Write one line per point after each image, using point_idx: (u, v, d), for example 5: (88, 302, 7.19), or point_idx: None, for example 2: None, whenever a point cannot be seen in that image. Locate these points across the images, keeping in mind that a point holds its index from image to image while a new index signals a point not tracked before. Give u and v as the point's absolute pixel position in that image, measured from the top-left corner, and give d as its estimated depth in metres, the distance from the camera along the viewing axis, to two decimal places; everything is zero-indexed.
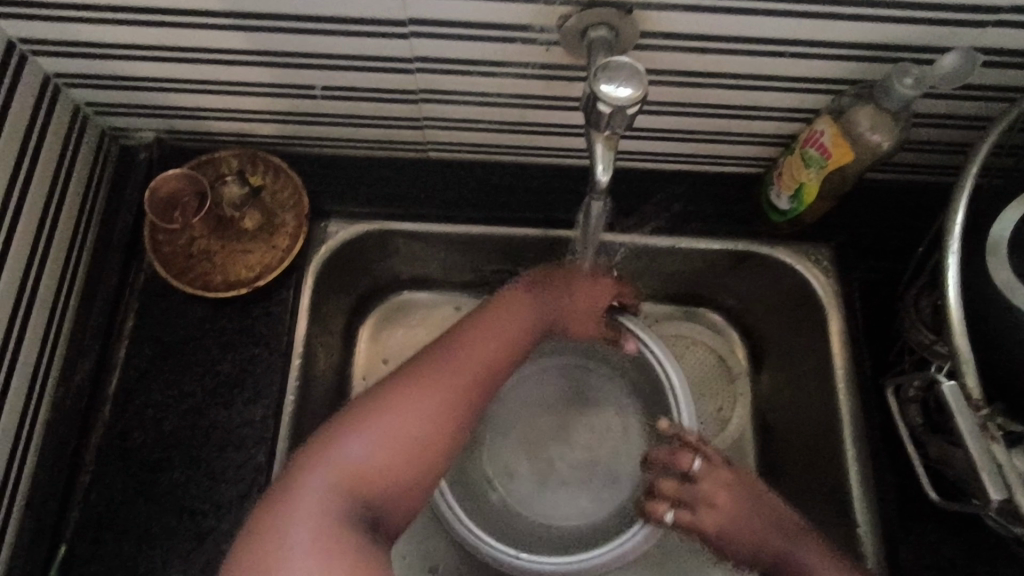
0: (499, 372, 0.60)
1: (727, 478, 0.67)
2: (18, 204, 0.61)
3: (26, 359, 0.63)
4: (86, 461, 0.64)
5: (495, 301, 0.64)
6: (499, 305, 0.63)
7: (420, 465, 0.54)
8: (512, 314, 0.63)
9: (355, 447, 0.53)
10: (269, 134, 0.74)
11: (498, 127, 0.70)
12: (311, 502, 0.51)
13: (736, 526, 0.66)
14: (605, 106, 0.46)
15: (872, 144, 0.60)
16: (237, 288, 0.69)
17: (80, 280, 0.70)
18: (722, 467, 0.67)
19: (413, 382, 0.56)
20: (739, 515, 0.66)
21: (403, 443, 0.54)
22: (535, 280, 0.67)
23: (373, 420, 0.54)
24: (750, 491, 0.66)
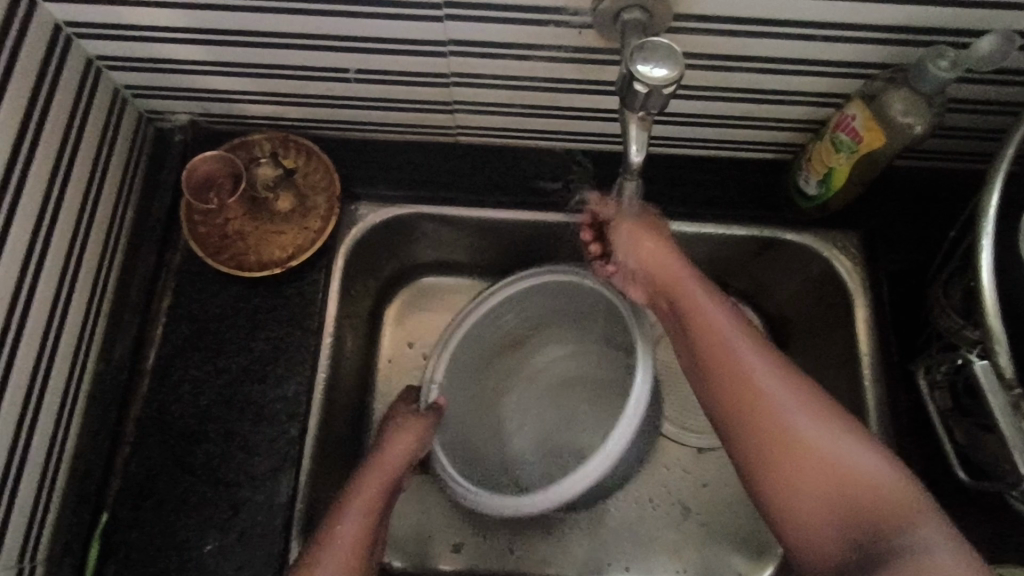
0: (395, 474, 0.65)
1: (710, 334, 0.61)
2: (64, 182, 0.62)
3: (71, 332, 0.65)
4: (127, 432, 0.66)
5: (383, 440, 0.67)
6: (391, 428, 0.68)
7: (355, 555, 0.60)
8: (410, 440, 0.67)
9: (342, 524, 0.60)
10: (302, 117, 0.75)
11: (527, 111, 0.71)
12: (321, 572, 0.58)
13: (717, 390, 0.60)
14: (641, 85, 0.47)
15: (904, 128, 0.60)
16: (272, 268, 0.71)
17: (119, 258, 0.72)
18: (768, 376, 0.58)
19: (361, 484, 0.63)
20: (751, 428, 0.57)
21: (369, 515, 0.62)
22: (396, 408, 0.71)
23: (323, 552, 0.59)
24: (716, 361, 0.60)
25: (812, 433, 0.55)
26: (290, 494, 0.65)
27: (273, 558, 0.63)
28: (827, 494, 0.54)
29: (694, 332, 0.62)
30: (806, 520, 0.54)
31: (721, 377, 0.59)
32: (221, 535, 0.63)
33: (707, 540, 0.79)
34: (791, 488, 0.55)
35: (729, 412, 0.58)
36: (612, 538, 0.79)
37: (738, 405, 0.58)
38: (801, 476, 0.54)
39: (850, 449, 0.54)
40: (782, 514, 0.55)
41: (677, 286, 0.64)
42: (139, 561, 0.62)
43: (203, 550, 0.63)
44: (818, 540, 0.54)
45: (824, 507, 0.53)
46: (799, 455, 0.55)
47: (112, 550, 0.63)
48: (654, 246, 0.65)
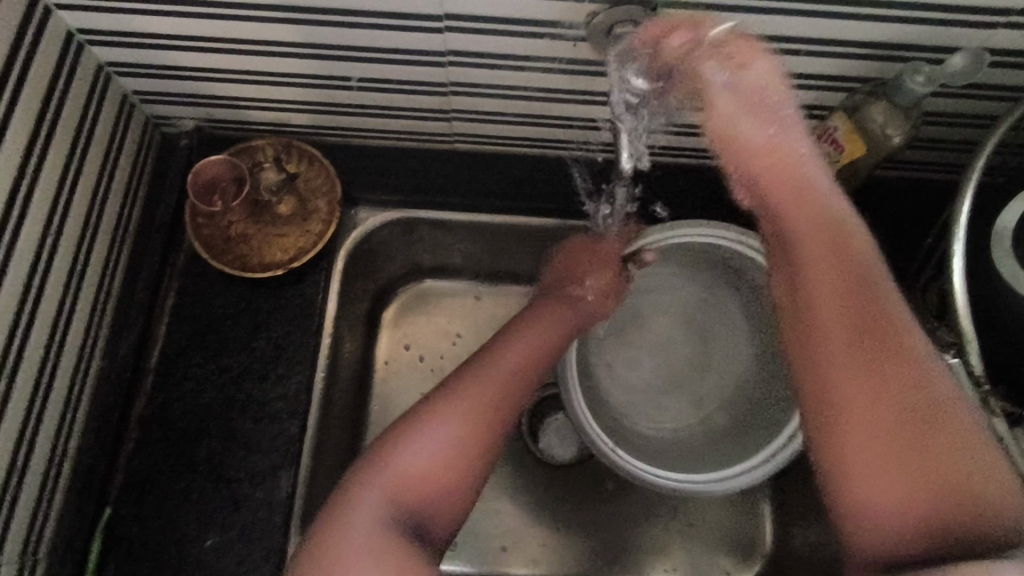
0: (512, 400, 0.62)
1: (828, 238, 0.53)
2: (73, 184, 0.64)
3: (77, 330, 0.66)
4: (129, 429, 0.68)
5: (494, 346, 0.66)
6: (486, 357, 0.65)
7: (463, 462, 0.58)
8: (507, 359, 0.65)
9: (421, 442, 0.57)
10: (304, 124, 0.77)
11: (523, 120, 0.73)
12: (379, 499, 0.54)
13: (833, 342, 0.51)
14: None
15: (883, 138, 0.62)
16: (273, 270, 0.72)
17: (124, 259, 0.74)
18: (932, 358, 0.50)
19: (456, 400, 0.60)
20: (873, 396, 0.49)
21: (470, 426, 0.59)
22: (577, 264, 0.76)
23: (440, 418, 0.58)
24: (854, 297, 0.51)
25: (953, 404, 0.48)
26: (289, 490, 0.66)
27: (272, 552, 0.64)
28: (887, 467, 0.47)
29: (770, 200, 0.55)
30: (861, 489, 0.48)
31: (825, 256, 0.53)
32: (221, 530, 0.65)
33: (694, 539, 0.81)
34: (847, 437, 0.49)
35: (809, 327, 0.53)
36: (603, 536, 0.81)
37: (858, 356, 0.50)
38: (857, 399, 0.49)
39: (960, 450, 0.46)
40: (846, 475, 0.49)
41: (788, 220, 0.55)
42: (141, 555, 0.64)
43: (204, 545, 0.64)
44: (878, 522, 0.47)
45: (889, 485, 0.47)
46: (924, 427, 0.47)
47: (115, 544, 0.64)
48: (813, 207, 0.54)
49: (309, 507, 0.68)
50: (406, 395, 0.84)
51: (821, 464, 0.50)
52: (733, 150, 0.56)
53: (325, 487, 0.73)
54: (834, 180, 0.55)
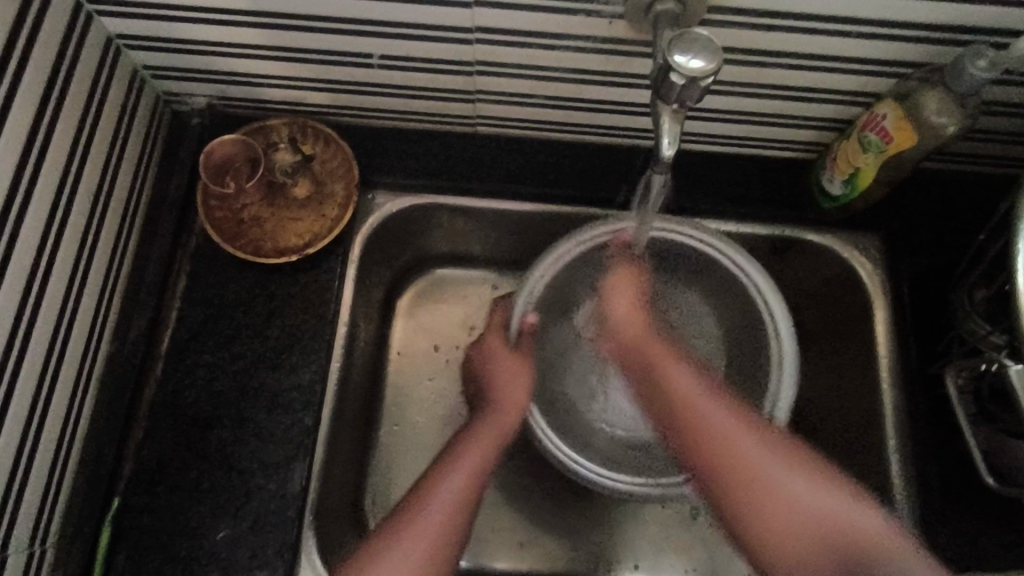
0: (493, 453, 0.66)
1: (681, 415, 0.62)
2: (82, 161, 0.62)
3: (85, 314, 0.64)
4: (139, 416, 0.66)
5: (480, 421, 0.68)
6: (483, 417, 0.68)
7: (463, 509, 0.62)
8: (494, 417, 0.68)
9: (414, 521, 0.60)
10: (321, 103, 0.74)
11: (551, 103, 0.70)
12: (389, 561, 0.58)
13: (715, 484, 0.59)
14: (677, 77, 0.46)
15: (936, 127, 0.59)
16: (288, 255, 0.70)
17: (134, 240, 0.71)
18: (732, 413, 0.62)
19: (442, 479, 0.63)
20: (738, 479, 0.58)
21: (447, 511, 0.61)
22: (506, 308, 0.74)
23: (432, 498, 0.62)
24: (697, 434, 0.61)
25: (778, 454, 0.59)
26: (303, 483, 0.64)
27: (285, 546, 0.62)
28: (781, 519, 0.56)
29: (676, 420, 0.62)
30: (777, 541, 0.56)
31: (712, 466, 0.60)
32: (233, 523, 0.62)
33: (714, 539, 0.79)
34: (763, 542, 0.57)
35: (701, 474, 0.60)
36: (622, 534, 0.79)
37: (705, 445, 0.60)
38: (762, 524, 0.57)
39: (828, 494, 0.56)
40: (743, 529, 0.58)
41: (664, 363, 0.65)
42: (151, 546, 0.62)
43: (215, 538, 0.62)
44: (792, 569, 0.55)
45: (807, 552, 0.55)
46: (772, 488, 0.57)
47: (123, 534, 0.62)
48: (635, 313, 0.69)
49: (323, 500, 0.66)
50: (422, 386, 0.81)
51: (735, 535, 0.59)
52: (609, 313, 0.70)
53: (339, 480, 0.71)
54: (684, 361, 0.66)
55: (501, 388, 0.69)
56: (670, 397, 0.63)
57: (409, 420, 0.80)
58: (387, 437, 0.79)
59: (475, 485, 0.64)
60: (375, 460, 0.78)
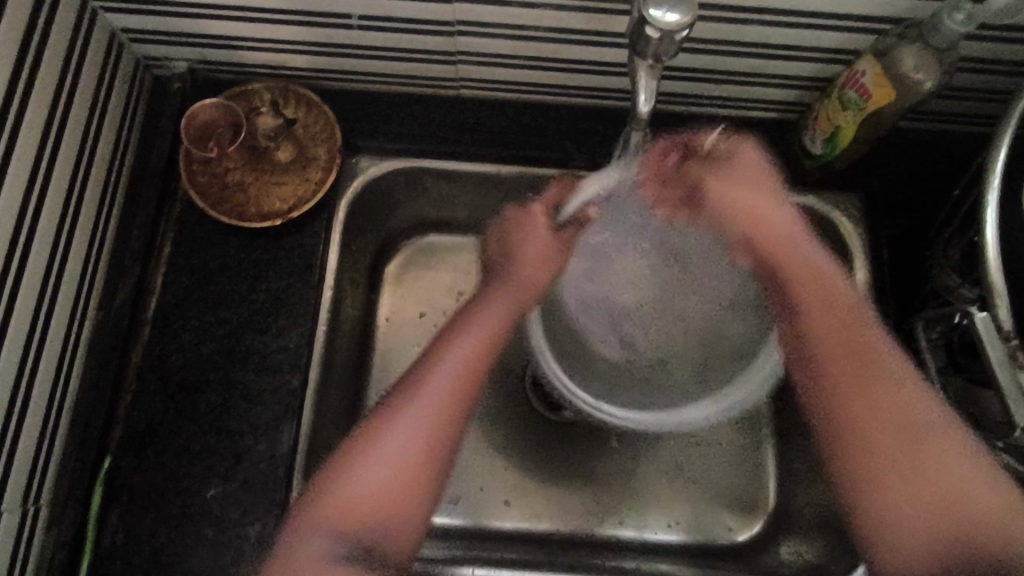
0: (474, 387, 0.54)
1: (860, 342, 0.54)
2: (62, 123, 0.61)
3: (70, 278, 0.64)
4: (128, 381, 0.66)
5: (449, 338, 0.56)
6: (489, 292, 0.60)
7: (414, 475, 0.52)
8: (505, 295, 0.59)
9: (340, 483, 0.51)
10: (302, 67, 0.74)
11: (532, 63, 0.70)
12: (349, 484, 0.51)
13: (862, 421, 0.53)
14: (651, 29, 0.46)
15: (914, 83, 0.59)
16: (272, 219, 0.70)
17: (118, 206, 0.71)
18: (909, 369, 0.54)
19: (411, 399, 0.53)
20: (873, 408, 0.52)
21: (417, 433, 0.52)
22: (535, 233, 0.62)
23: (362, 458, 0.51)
24: (862, 360, 0.54)
25: (925, 397, 0.53)
26: (291, 443, 0.65)
27: (275, 504, 0.63)
28: (909, 488, 0.51)
29: (794, 310, 0.57)
30: (891, 503, 0.51)
31: (837, 373, 0.54)
32: (223, 482, 0.64)
33: (700, 497, 0.81)
34: (880, 512, 0.51)
35: (843, 408, 0.53)
36: (608, 494, 0.80)
37: (852, 365, 0.54)
38: (896, 477, 0.51)
39: (969, 482, 0.50)
40: (874, 494, 0.51)
41: (780, 248, 0.58)
42: (143, 505, 0.63)
43: (206, 496, 0.63)
44: (913, 549, 0.50)
45: (932, 530, 0.50)
46: (926, 442, 0.51)
47: (115, 494, 0.63)
48: (744, 183, 0.59)
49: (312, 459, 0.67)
50: (411, 351, 0.82)
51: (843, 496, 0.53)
52: (711, 166, 0.60)
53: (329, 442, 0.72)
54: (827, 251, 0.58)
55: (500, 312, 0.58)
56: (793, 296, 0.57)
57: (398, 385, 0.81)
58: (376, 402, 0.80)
59: (434, 408, 0.53)
60: None
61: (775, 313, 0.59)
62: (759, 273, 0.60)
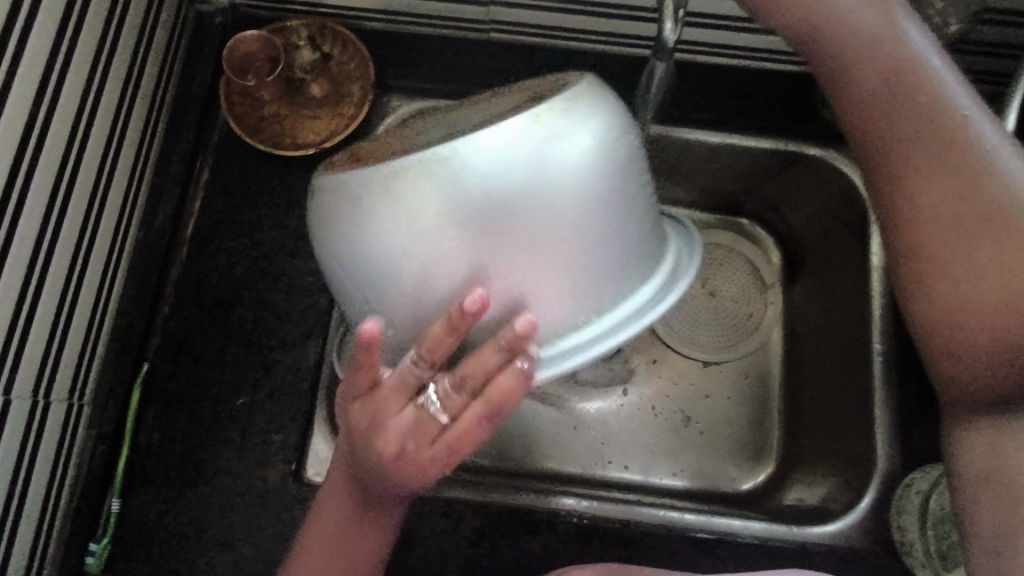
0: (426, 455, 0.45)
1: (938, 113, 0.45)
2: (114, 43, 0.65)
3: (115, 193, 0.68)
4: (167, 294, 0.72)
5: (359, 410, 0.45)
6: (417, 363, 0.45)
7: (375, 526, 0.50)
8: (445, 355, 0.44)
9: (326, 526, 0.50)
10: (339, 5, 0.76)
11: (562, 6, 0.72)
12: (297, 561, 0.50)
13: (941, 198, 0.44)
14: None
15: (942, 27, 0.58)
16: (308, 149, 0.73)
17: (161, 132, 0.74)
18: (980, 117, 0.45)
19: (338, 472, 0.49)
20: (967, 202, 0.43)
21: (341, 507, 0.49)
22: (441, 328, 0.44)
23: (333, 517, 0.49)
24: (959, 156, 0.44)
25: None
26: (317, 359, 0.69)
27: (300, 413, 0.67)
28: (1012, 299, 0.42)
29: (874, 108, 0.47)
30: (959, 281, 0.44)
31: (925, 162, 0.45)
32: (252, 392, 0.68)
33: (704, 441, 0.82)
34: (946, 270, 0.44)
35: (909, 175, 0.45)
36: (616, 434, 0.83)
37: (943, 149, 0.44)
38: (975, 258, 0.43)
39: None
40: (953, 300, 0.44)
41: (851, 43, 0.48)
42: (178, 408, 0.67)
43: (236, 403, 0.67)
44: (978, 349, 0.44)
45: (1009, 310, 0.42)
46: (1015, 219, 0.42)
47: (153, 398, 0.68)
48: None
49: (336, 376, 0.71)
50: None
51: (903, 285, 0.46)
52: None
53: None
54: (924, 33, 0.48)
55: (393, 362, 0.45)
56: (869, 88, 0.47)
57: None
58: None
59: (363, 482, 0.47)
60: None
61: (839, 94, 0.49)
62: (815, 61, 0.50)
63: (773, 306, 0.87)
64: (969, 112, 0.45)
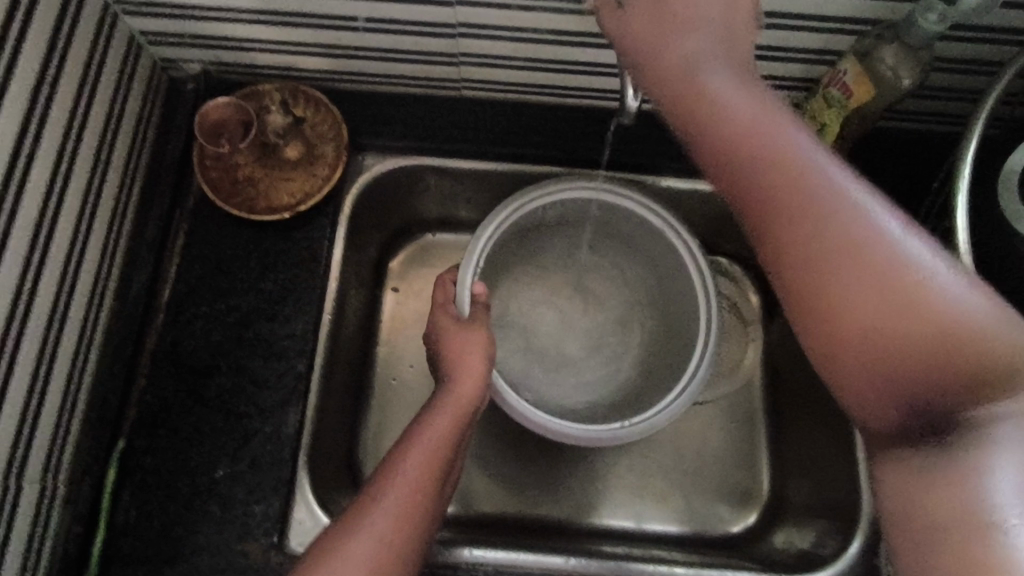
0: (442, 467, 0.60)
1: (790, 167, 0.39)
2: (85, 119, 0.65)
3: (89, 266, 0.68)
4: (142, 363, 0.70)
5: (450, 387, 0.65)
6: (433, 410, 0.64)
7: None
8: (453, 405, 0.64)
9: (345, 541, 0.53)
10: (311, 69, 0.77)
11: (530, 64, 0.73)
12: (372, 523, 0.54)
13: (863, 268, 0.37)
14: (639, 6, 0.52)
15: (893, 81, 0.62)
16: (280, 213, 0.73)
17: (135, 199, 0.74)
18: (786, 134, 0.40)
19: (404, 460, 0.59)
20: (850, 252, 0.37)
21: (406, 499, 0.57)
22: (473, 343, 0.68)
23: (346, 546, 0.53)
24: (792, 187, 0.39)
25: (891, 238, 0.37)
26: (297, 426, 0.68)
27: (281, 483, 0.66)
28: (911, 359, 0.37)
29: (719, 134, 0.41)
30: (846, 357, 0.38)
31: (759, 204, 0.40)
32: (231, 462, 0.67)
33: (692, 488, 0.82)
34: (857, 328, 0.37)
35: (785, 234, 0.39)
36: (605, 483, 0.82)
37: (785, 183, 0.39)
38: (863, 314, 0.37)
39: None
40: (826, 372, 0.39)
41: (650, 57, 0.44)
42: (155, 483, 0.66)
43: (215, 476, 0.66)
44: (869, 404, 0.39)
45: (891, 366, 0.37)
46: (909, 287, 0.36)
47: (129, 473, 0.66)
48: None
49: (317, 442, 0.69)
50: (415, 343, 0.86)
51: (809, 347, 0.40)
52: None
53: (332, 427, 0.75)
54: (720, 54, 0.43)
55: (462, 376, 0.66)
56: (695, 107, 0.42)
57: (400, 375, 0.84)
58: (381, 390, 0.84)
59: (424, 486, 0.58)
60: (369, 413, 0.82)
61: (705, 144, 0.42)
62: (696, 127, 0.42)
63: (752, 343, 0.86)
64: (774, 137, 0.40)
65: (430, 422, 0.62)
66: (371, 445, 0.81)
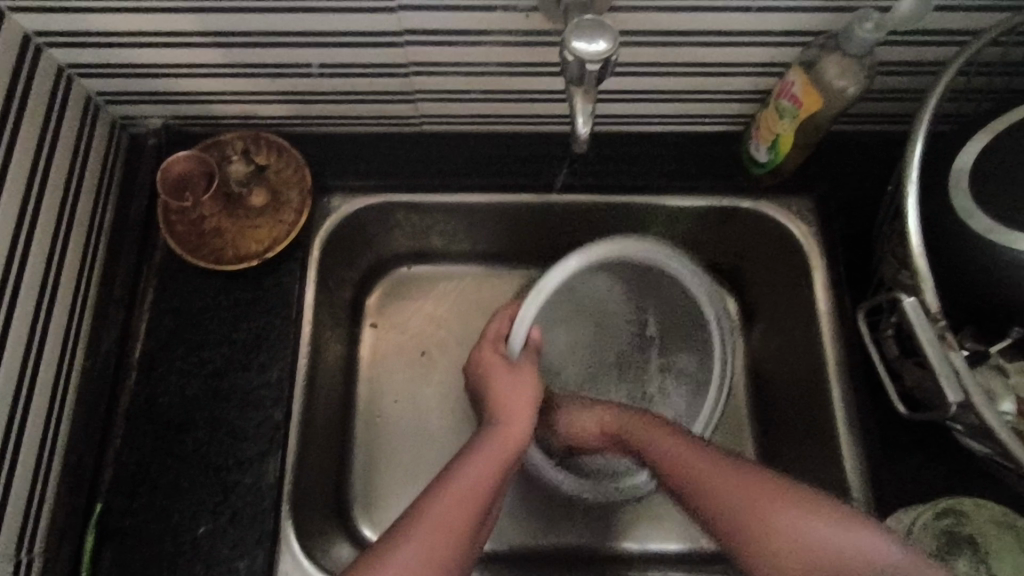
0: (495, 483, 0.64)
1: None
2: (43, 183, 0.65)
3: (56, 330, 0.67)
4: (116, 424, 0.69)
5: (500, 410, 0.70)
6: (483, 435, 0.68)
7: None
8: (507, 432, 0.68)
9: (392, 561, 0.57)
10: (270, 116, 0.78)
11: (486, 96, 0.74)
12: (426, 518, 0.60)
13: None
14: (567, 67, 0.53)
15: (839, 90, 0.63)
16: (248, 261, 0.73)
17: (101, 259, 0.74)
18: None
19: (452, 480, 0.63)
20: None
21: (454, 517, 0.60)
22: (521, 375, 0.73)
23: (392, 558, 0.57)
24: None
25: None
26: (277, 475, 0.67)
27: (264, 535, 0.65)
28: None
29: None
30: None
31: None
32: (212, 518, 0.65)
33: None
34: None
35: None
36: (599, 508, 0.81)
37: None
38: None
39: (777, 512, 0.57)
40: None
41: None
42: (135, 546, 0.65)
43: (197, 533, 0.65)
44: None
45: None
46: None
47: (108, 538, 0.65)
48: None
49: (298, 491, 0.69)
50: (395, 379, 0.85)
51: None
52: None
53: (315, 473, 0.74)
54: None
55: (512, 398, 0.71)
56: None
57: (382, 412, 0.84)
58: (365, 430, 0.83)
59: (488, 492, 0.64)
60: (354, 454, 0.82)
61: None
62: None
63: (734, 353, 0.86)
64: None
65: (488, 442, 0.67)
66: (359, 486, 0.80)
